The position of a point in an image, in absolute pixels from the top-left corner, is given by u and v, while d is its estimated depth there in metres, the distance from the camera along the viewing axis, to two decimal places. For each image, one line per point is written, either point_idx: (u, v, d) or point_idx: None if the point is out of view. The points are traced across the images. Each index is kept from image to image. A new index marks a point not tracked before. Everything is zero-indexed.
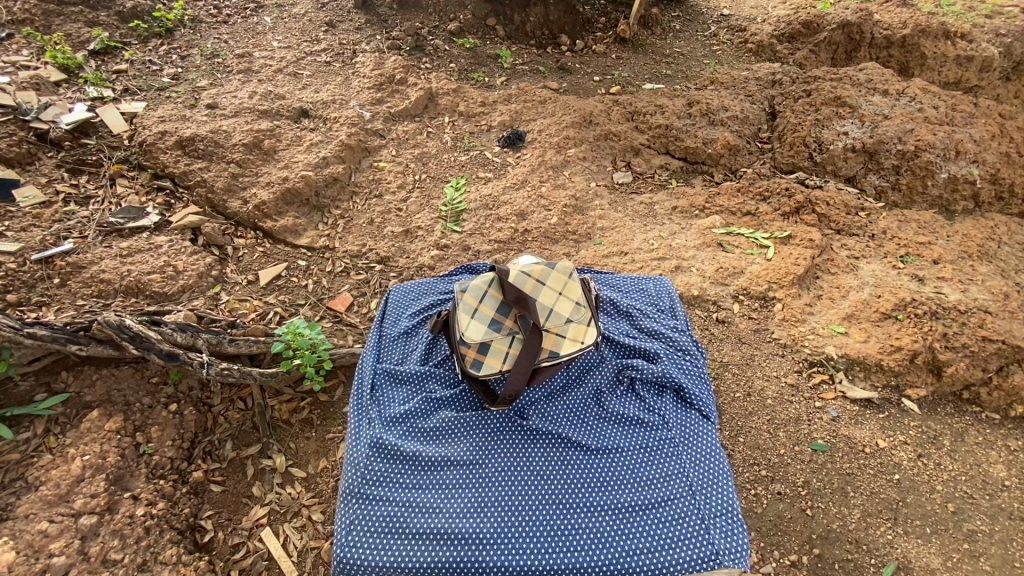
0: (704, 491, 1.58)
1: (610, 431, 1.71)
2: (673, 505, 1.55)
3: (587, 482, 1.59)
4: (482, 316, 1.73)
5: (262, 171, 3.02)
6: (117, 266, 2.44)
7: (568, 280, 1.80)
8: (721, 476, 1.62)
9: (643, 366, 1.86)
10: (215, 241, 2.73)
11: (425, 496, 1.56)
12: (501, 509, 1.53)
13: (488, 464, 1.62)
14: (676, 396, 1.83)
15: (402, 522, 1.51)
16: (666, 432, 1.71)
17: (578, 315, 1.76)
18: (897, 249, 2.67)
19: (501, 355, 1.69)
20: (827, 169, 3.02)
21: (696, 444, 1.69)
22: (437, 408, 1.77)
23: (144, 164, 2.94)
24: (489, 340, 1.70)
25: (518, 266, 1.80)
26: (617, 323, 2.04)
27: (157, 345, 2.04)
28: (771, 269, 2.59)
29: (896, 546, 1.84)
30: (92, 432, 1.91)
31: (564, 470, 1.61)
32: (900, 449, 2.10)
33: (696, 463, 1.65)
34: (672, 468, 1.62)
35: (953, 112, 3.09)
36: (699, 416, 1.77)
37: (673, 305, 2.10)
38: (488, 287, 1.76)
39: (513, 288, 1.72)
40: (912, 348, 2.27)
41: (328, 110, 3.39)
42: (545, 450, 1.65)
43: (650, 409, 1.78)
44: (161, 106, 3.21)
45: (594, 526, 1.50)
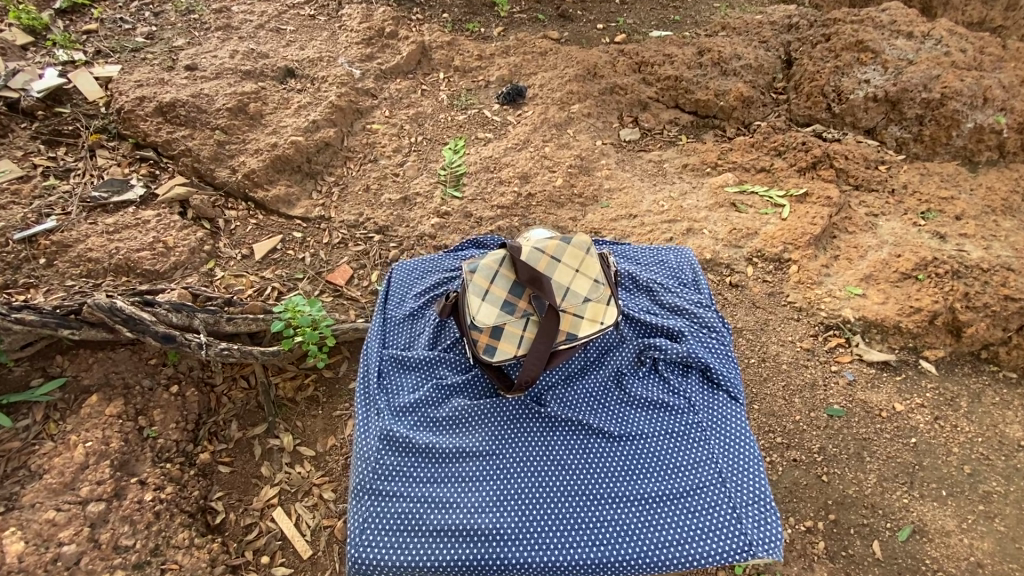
0: (734, 478, 1.54)
1: (634, 417, 1.66)
2: (701, 493, 1.52)
3: (611, 471, 1.55)
4: (494, 298, 1.63)
5: (249, 137, 2.86)
6: (104, 243, 2.34)
7: (585, 256, 1.70)
8: (752, 461, 1.58)
9: (667, 345, 1.78)
10: (205, 214, 2.61)
11: (442, 491, 1.53)
12: (522, 503, 1.49)
13: (505, 456, 1.58)
14: (702, 376, 1.77)
15: (417, 519, 1.48)
16: (692, 416, 1.66)
17: (597, 294, 1.67)
18: (917, 205, 2.56)
19: (515, 339, 1.62)
20: (845, 120, 2.86)
21: (724, 428, 1.64)
22: (448, 396, 1.71)
23: (124, 133, 2.78)
24: (501, 324, 1.62)
25: (530, 242, 1.69)
26: (636, 299, 1.96)
27: (151, 327, 1.96)
28: (785, 230, 2.50)
29: (912, 509, 1.83)
30: (93, 418, 1.88)
31: (586, 459, 1.57)
32: (917, 412, 2.06)
33: (724, 448, 1.60)
34: (700, 454, 1.59)
35: (981, 56, 2.89)
36: (726, 398, 1.72)
37: (696, 278, 2.02)
38: (499, 266, 1.66)
39: (526, 267, 1.62)
40: (932, 309, 2.20)
41: (316, 68, 3.18)
42: (564, 439, 1.61)
43: (675, 392, 1.72)
44: (138, 69, 3.01)
45: (620, 518, 1.47)
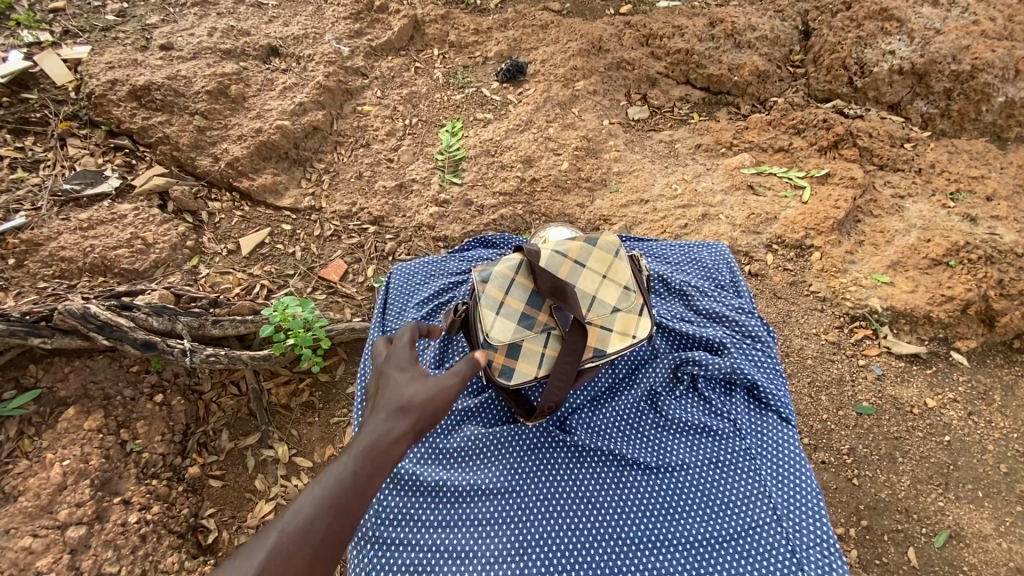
0: (790, 516, 1.45)
1: (672, 445, 1.58)
2: (750, 530, 1.44)
3: (648, 508, 1.47)
4: (511, 312, 1.49)
5: (231, 122, 2.66)
6: (77, 240, 2.17)
7: (613, 260, 1.56)
8: (810, 495, 1.48)
9: (707, 361, 1.69)
10: (187, 207, 2.44)
11: (458, 536, 1.44)
12: (548, 549, 1.41)
13: (524, 494, 1.50)
14: (747, 396, 1.68)
15: (433, 568, 1.40)
16: (737, 443, 1.58)
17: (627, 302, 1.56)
18: (946, 185, 2.41)
19: (536, 358, 1.49)
20: (868, 94, 2.68)
21: (774, 456, 1.55)
22: (459, 423, 1.64)
23: (95, 120, 2.58)
24: (520, 341, 1.49)
25: (550, 245, 1.54)
26: (669, 305, 1.87)
27: (130, 335, 1.81)
28: (807, 214, 2.35)
29: (948, 513, 1.73)
30: (71, 433, 1.74)
31: (619, 495, 1.49)
32: (949, 407, 1.95)
33: (777, 481, 1.51)
34: (745, 486, 1.50)
35: (1013, 23, 2.70)
36: (776, 420, 1.62)
37: (735, 281, 1.93)
38: (515, 274, 1.50)
39: (548, 277, 1.44)
40: (965, 298, 2.07)
41: (301, 46, 2.96)
42: (593, 472, 1.54)
43: (717, 414, 1.64)
44: (109, 50, 2.78)
45: (660, 564, 1.39)
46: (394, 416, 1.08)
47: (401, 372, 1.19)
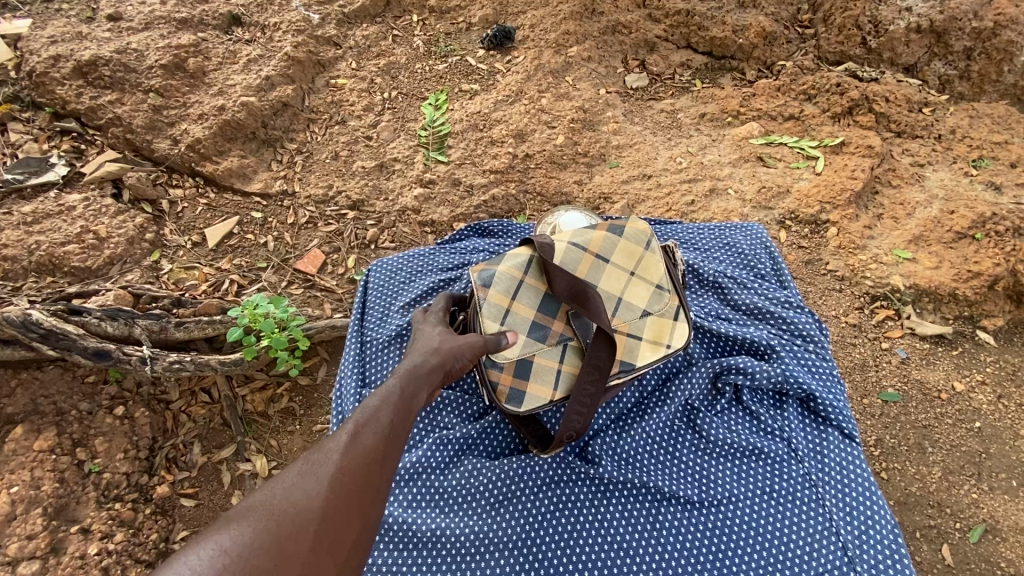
0: (862, 556, 1.33)
1: (714, 471, 1.46)
2: (811, 570, 1.33)
3: (692, 549, 1.36)
4: (521, 321, 1.35)
5: (191, 100, 2.40)
6: (20, 237, 1.94)
7: (639, 255, 1.43)
8: (885, 529, 1.35)
9: (755, 369, 1.54)
10: (144, 196, 2.21)
11: None
12: None
13: (546, 540, 1.37)
14: (800, 409, 1.54)
15: None
16: (792, 467, 1.45)
17: (656, 300, 1.43)
18: (968, 152, 2.25)
19: (549, 375, 1.37)
20: (883, 56, 2.50)
21: (835, 481, 1.42)
22: (457, 456, 1.49)
23: (38, 101, 2.31)
24: (532, 355, 1.36)
25: (569, 238, 1.39)
26: (705, 300, 1.72)
27: (80, 343, 1.62)
28: (821, 186, 2.18)
29: (982, 505, 1.62)
30: (19, 456, 1.56)
31: (659, 536, 1.37)
32: (978, 391, 1.83)
33: (842, 512, 1.38)
34: (803, 519, 1.38)
35: None
36: (836, 437, 1.48)
37: (779, 272, 1.79)
38: (523, 274, 1.36)
39: (564, 279, 1.28)
40: (993, 273, 1.93)
41: (266, 14, 2.69)
42: (627, 509, 1.41)
43: (766, 432, 1.51)
44: (51, 22, 2.49)
45: None
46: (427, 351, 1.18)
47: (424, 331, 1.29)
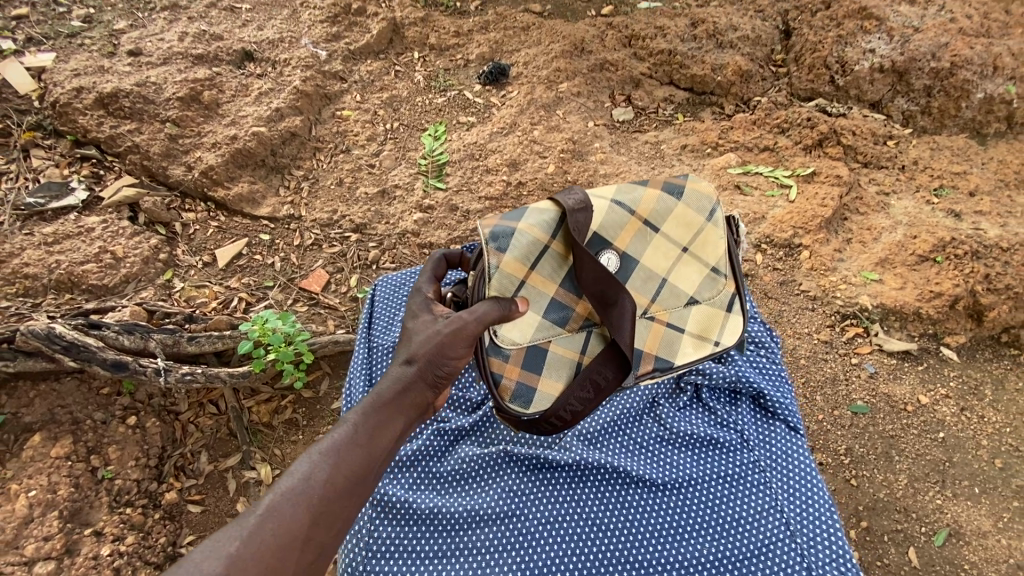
0: (802, 530, 1.43)
1: (676, 458, 1.56)
2: (763, 547, 1.43)
3: (654, 528, 1.45)
4: (541, 299, 1.38)
5: (205, 129, 2.56)
6: (41, 256, 2.07)
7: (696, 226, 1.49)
8: (824, 509, 1.46)
9: (712, 369, 1.66)
10: (159, 218, 2.35)
11: (458, 566, 1.41)
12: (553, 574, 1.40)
13: (526, 518, 1.46)
14: (753, 405, 1.65)
15: None
16: (745, 455, 1.55)
17: (707, 288, 1.52)
18: (929, 181, 2.42)
19: (559, 368, 1.42)
20: (850, 93, 2.68)
21: (784, 468, 1.53)
22: (452, 443, 1.59)
23: (60, 129, 2.47)
24: (545, 343, 1.40)
25: (619, 201, 1.41)
26: None
27: (99, 355, 1.72)
28: (794, 213, 2.34)
29: (946, 511, 1.72)
30: (37, 462, 1.65)
31: (625, 515, 1.47)
32: (942, 404, 1.95)
33: (788, 494, 1.49)
34: (755, 500, 1.49)
35: (987, 22, 2.71)
36: (783, 429, 1.59)
37: None
38: (550, 242, 1.35)
39: (591, 274, 1.32)
40: (952, 294, 2.07)
41: (277, 50, 2.88)
42: (598, 491, 1.50)
43: (722, 425, 1.62)
44: (74, 57, 2.67)
45: None
46: (410, 366, 1.21)
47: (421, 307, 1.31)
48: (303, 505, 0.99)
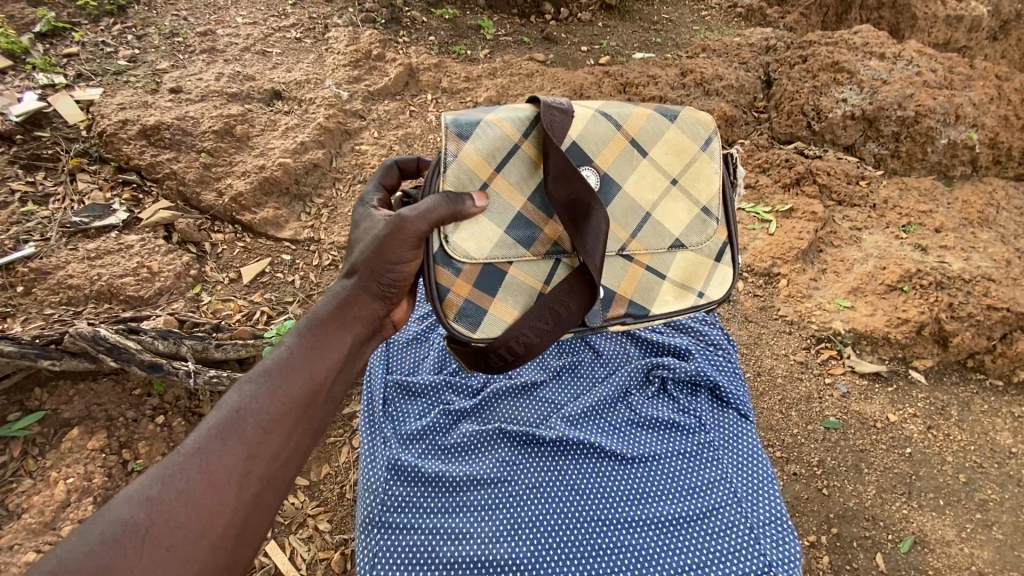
0: (750, 498, 1.53)
1: (644, 437, 1.64)
2: (722, 511, 1.50)
3: (623, 493, 1.52)
4: (504, 213, 1.38)
5: (236, 160, 2.82)
6: (85, 269, 2.28)
7: (689, 159, 1.52)
8: (765, 480, 1.57)
9: (674, 364, 1.76)
10: (191, 238, 2.57)
11: (453, 521, 1.46)
12: (538, 530, 1.45)
13: (516, 481, 1.52)
14: (711, 395, 1.74)
15: (432, 552, 1.42)
16: (703, 435, 1.65)
17: (695, 232, 1.56)
18: (898, 219, 2.63)
19: (514, 294, 1.42)
20: (825, 137, 2.93)
21: (736, 447, 1.63)
22: (456, 421, 1.66)
23: (105, 157, 2.72)
24: (503, 265, 1.41)
25: (606, 117, 1.44)
26: None
27: (137, 357, 1.90)
28: (773, 244, 2.54)
29: (912, 520, 1.85)
30: (74, 453, 1.83)
31: (600, 483, 1.53)
32: (910, 422, 2.09)
33: (738, 468, 1.59)
34: (715, 471, 1.57)
35: (951, 75, 2.96)
36: (735, 416, 1.70)
37: None
38: (522, 142, 1.36)
39: (560, 181, 1.32)
40: (918, 320, 2.24)
41: (303, 90, 3.17)
42: (578, 462, 1.56)
43: (684, 410, 1.70)
44: (120, 92, 2.96)
45: (637, 542, 1.44)
46: (347, 284, 1.32)
47: (367, 217, 1.42)
48: (239, 427, 1.10)
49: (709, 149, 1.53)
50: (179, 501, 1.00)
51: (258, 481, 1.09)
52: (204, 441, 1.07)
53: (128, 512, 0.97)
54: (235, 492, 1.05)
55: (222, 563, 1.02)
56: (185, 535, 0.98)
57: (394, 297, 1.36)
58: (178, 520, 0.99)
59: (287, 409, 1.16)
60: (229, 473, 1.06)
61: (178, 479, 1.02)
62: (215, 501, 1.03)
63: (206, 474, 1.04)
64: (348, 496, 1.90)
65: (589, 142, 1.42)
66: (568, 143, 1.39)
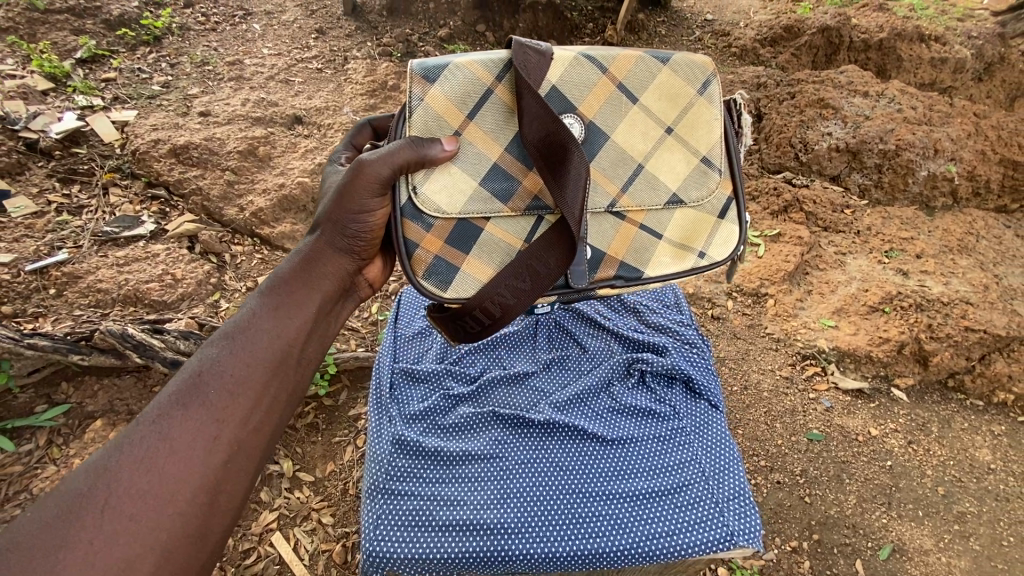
0: (717, 477, 1.60)
1: (623, 423, 1.73)
2: (692, 486, 1.57)
3: (600, 469, 1.60)
4: (478, 164, 1.37)
5: (257, 178, 3.02)
6: (113, 274, 2.44)
7: (685, 105, 1.47)
8: (731, 461, 1.65)
9: (653, 358, 1.86)
10: (212, 249, 2.74)
11: (448, 489, 1.56)
12: (523, 499, 1.54)
13: (506, 457, 1.62)
14: (685, 388, 1.83)
15: (427, 515, 1.51)
16: (677, 421, 1.72)
17: (694, 186, 1.52)
18: (881, 245, 2.76)
19: (489, 252, 1.41)
20: (812, 168, 3.10)
21: (707, 433, 1.71)
22: (455, 405, 1.77)
23: (137, 173, 2.92)
24: (478, 220, 1.40)
25: (592, 62, 1.41)
26: (624, 319, 2.08)
27: (160, 354, 2.05)
28: (762, 266, 2.67)
29: (891, 529, 1.92)
30: (97, 442, 1.96)
31: (582, 460, 1.62)
32: (891, 436, 2.18)
33: (707, 450, 1.66)
34: (687, 452, 1.65)
35: (930, 112, 3.15)
36: (707, 406, 1.78)
37: (678, 302, 2.14)
38: (495, 86, 1.35)
39: (532, 123, 1.30)
40: (899, 339, 2.35)
41: (323, 116, 3.41)
42: (562, 442, 1.66)
43: (660, 400, 1.79)
44: (153, 115, 3.19)
45: (612, 512, 1.52)
46: (311, 240, 1.30)
47: (336, 174, 1.47)
48: (200, 391, 1.03)
49: (705, 94, 1.48)
50: (138, 471, 0.91)
51: (229, 445, 1.01)
52: (164, 408, 0.99)
53: (79, 487, 0.88)
54: (202, 458, 0.97)
55: (194, 534, 0.92)
56: (148, 504, 0.90)
57: (363, 251, 1.34)
58: (138, 489, 0.90)
59: (255, 370, 1.10)
60: (194, 439, 0.97)
61: (135, 449, 0.93)
62: (180, 467, 0.94)
63: (168, 441, 0.95)
64: (351, 492, 2.00)
65: (571, 89, 1.39)
66: (546, 88, 1.38)
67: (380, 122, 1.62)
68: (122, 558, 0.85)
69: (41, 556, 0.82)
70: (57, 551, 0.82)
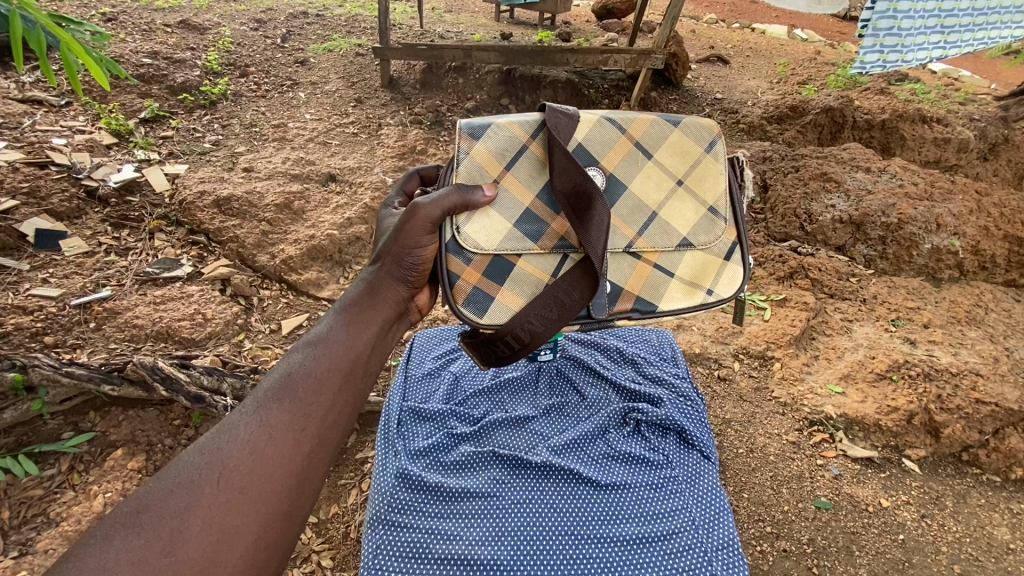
0: (706, 527, 1.61)
1: (616, 468, 1.77)
2: (681, 534, 1.58)
3: (593, 513, 1.63)
4: (513, 208, 1.52)
5: (290, 229, 3.24)
6: (150, 312, 2.61)
7: (693, 161, 1.62)
8: (720, 511, 1.66)
9: (647, 408, 1.91)
10: (242, 292, 2.91)
11: (448, 524, 1.61)
12: (519, 538, 1.57)
13: (504, 496, 1.67)
14: (678, 438, 1.87)
15: (425, 547, 1.55)
16: (669, 470, 1.76)
17: (703, 231, 1.64)
18: (888, 313, 2.80)
19: (521, 284, 1.53)
20: (818, 238, 3.20)
21: (698, 483, 1.73)
22: (459, 443, 1.83)
23: (181, 221, 3.18)
24: (512, 257, 1.53)
25: (611, 122, 1.57)
26: (622, 370, 2.14)
27: (185, 388, 2.15)
28: (768, 329, 2.72)
29: None
30: (115, 470, 2.04)
31: (576, 504, 1.65)
32: (903, 509, 2.12)
33: (697, 500, 1.68)
34: (677, 501, 1.67)
35: (932, 189, 3.28)
36: (700, 456, 1.81)
37: (675, 355, 2.19)
38: (531, 143, 1.52)
39: (563, 173, 1.44)
40: (907, 409, 2.33)
41: (355, 175, 3.67)
42: (559, 486, 1.70)
43: (653, 449, 1.83)
44: (202, 169, 3.50)
45: (603, 555, 1.54)
46: (373, 270, 1.43)
47: (391, 218, 1.59)
48: (292, 388, 1.14)
49: (712, 151, 1.63)
50: (243, 452, 1.02)
51: (313, 438, 1.10)
52: (260, 401, 1.10)
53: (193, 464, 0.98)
54: (292, 447, 1.07)
55: (285, 511, 1.01)
56: (252, 481, 1.00)
57: (416, 281, 1.46)
58: (243, 467, 1.01)
59: (333, 374, 1.20)
60: (287, 426, 1.08)
61: (237, 439, 1.03)
62: (277, 452, 1.05)
63: (267, 428, 1.06)
64: (352, 536, 2.01)
65: (594, 145, 1.55)
66: (573, 145, 1.53)
67: (427, 172, 1.76)
68: (223, 528, 0.93)
69: (169, 516, 0.91)
70: (179, 514, 0.92)
